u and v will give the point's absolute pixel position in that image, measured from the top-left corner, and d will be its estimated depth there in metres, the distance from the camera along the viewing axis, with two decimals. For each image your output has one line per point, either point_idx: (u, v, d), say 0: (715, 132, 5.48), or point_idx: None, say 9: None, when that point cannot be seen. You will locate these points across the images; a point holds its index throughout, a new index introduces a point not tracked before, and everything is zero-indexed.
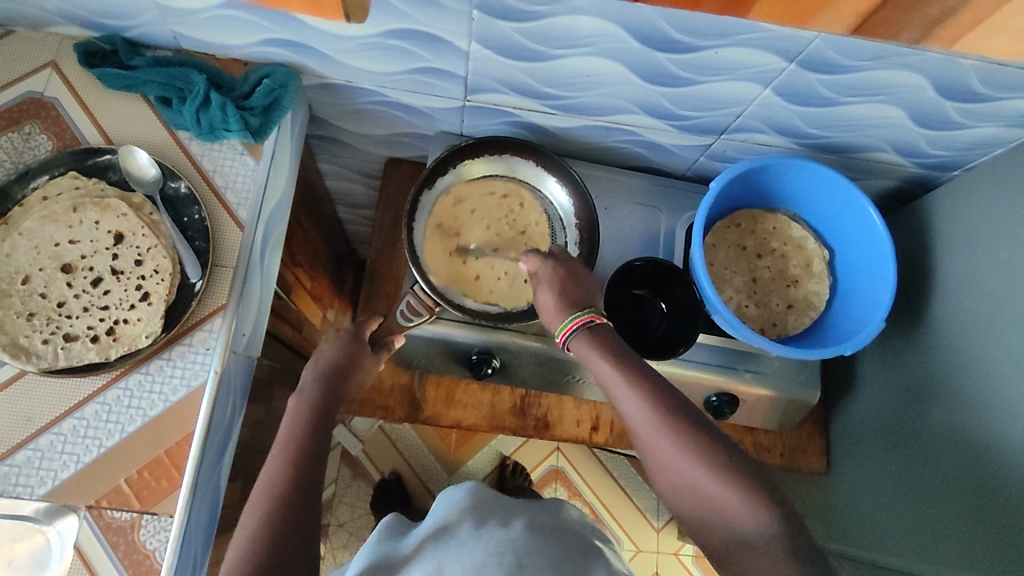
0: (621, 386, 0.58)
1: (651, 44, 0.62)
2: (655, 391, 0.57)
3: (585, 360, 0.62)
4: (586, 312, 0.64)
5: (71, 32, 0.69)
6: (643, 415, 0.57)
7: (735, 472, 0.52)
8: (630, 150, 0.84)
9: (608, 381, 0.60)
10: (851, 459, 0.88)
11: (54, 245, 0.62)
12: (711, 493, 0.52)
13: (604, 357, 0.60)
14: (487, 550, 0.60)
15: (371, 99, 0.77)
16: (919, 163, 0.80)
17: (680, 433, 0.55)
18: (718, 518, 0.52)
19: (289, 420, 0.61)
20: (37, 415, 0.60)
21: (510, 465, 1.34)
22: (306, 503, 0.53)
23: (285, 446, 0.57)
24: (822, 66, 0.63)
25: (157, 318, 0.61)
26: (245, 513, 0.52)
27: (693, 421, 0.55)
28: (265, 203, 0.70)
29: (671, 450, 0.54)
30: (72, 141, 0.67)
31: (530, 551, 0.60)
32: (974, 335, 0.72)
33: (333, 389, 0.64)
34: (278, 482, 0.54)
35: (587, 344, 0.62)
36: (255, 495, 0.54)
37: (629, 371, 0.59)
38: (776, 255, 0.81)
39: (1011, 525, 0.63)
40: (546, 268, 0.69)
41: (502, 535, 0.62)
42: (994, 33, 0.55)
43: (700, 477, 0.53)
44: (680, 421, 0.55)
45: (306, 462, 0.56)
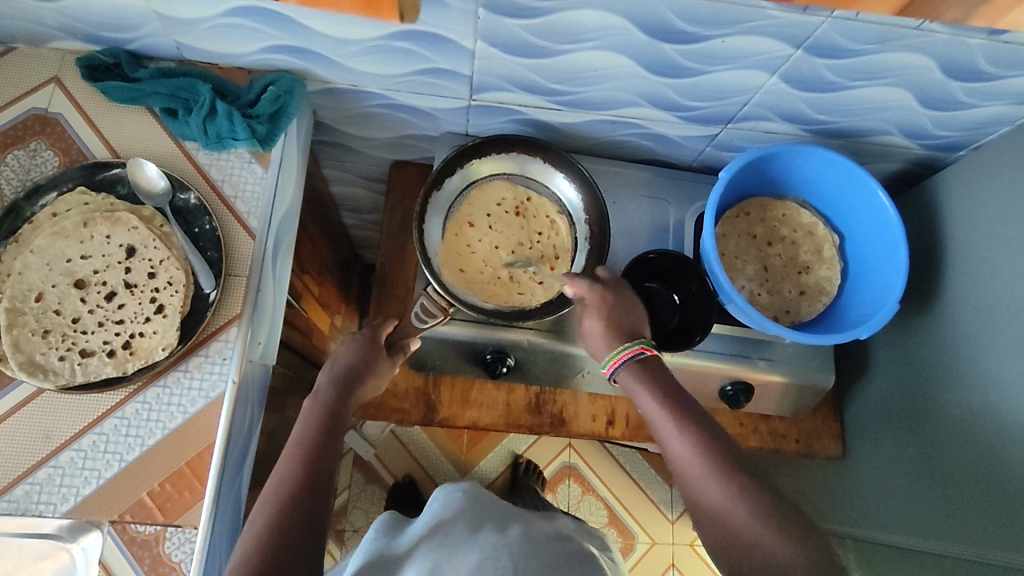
0: (671, 425, 0.59)
1: (657, 36, 0.62)
2: (705, 433, 0.58)
3: (635, 397, 0.63)
4: (637, 343, 0.64)
5: (72, 47, 0.69)
6: (693, 456, 0.57)
7: (784, 521, 0.52)
8: (635, 143, 0.84)
9: (658, 420, 0.60)
10: (866, 442, 0.89)
11: (66, 261, 0.62)
12: (758, 542, 0.52)
13: (656, 395, 0.61)
14: (483, 552, 0.62)
15: (375, 102, 0.77)
16: (925, 144, 0.80)
17: (733, 481, 0.55)
18: (764, 567, 0.51)
19: (303, 421, 0.61)
20: (55, 433, 0.60)
21: (522, 463, 1.33)
22: (312, 508, 0.54)
23: (296, 448, 0.58)
24: (829, 51, 0.63)
25: (173, 330, 0.61)
26: (252, 514, 0.53)
27: (743, 468, 0.56)
28: (274, 210, 0.70)
29: (724, 495, 0.54)
30: (79, 156, 0.67)
31: (525, 554, 0.63)
32: (987, 313, 0.72)
33: (347, 392, 0.64)
34: (286, 485, 0.54)
35: (636, 380, 0.63)
36: (266, 495, 0.54)
37: (679, 412, 0.59)
38: (786, 243, 0.81)
39: None
40: (593, 293, 0.68)
41: (498, 538, 0.65)
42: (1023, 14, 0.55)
43: (751, 526, 0.53)
44: (732, 465, 0.56)
45: (315, 464, 0.57)
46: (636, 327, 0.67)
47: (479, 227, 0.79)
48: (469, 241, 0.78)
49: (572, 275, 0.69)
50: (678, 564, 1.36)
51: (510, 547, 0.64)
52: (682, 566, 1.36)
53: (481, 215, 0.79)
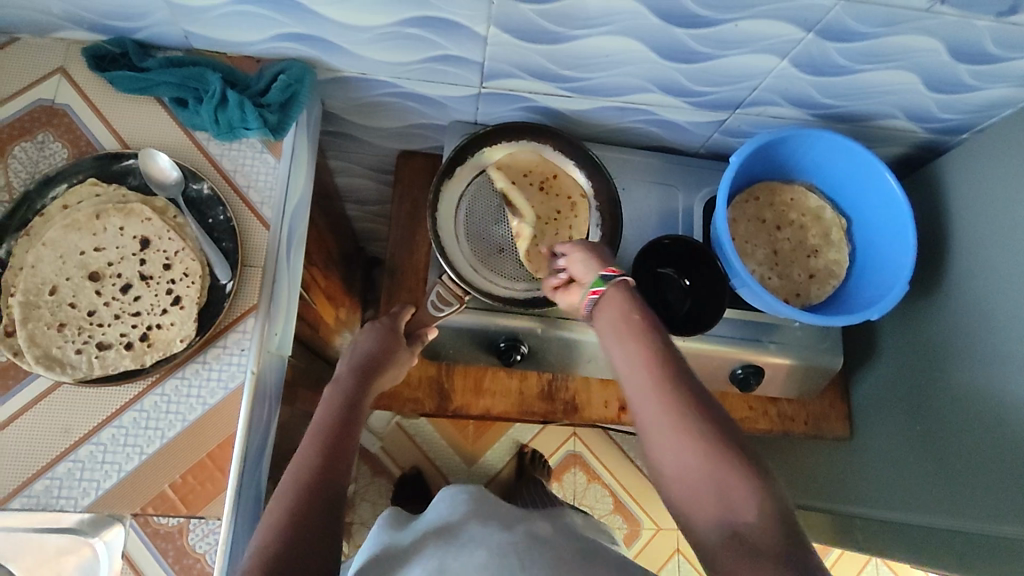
0: (634, 357, 0.56)
1: (671, 20, 0.63)
2: (665, 369, 0.54)
3: (603, 326, 0.60)
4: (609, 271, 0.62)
5: (78, 37, 0.68)
6: (645, 389, 0.54)
7: (734, 467, 0.49)
8: (644, 130, 0.84)
9: (617, 350, 0.57)
10: (873, 423, 0.90)
11: (80, 254, 0.61)
12: (705, 485, 0.49)
13: (623, 326, 0.58)
14: (489, 552, 0.61)
15: (385, 91, 0.76)
16: (930, 127, 0.81)
17: (684, 422, 0.51)
18: (710, 511, 0.48)
19: (323, 408, 0.61)
20: (74, 427, 0.59)
21: (528, 452, 1.34)
22: (331, 493, 0.54)
23: (317, 433, 0.58)
24: (840, 34, 0.64)
25: (191, 321, 0.61)
26: (274, 498, 0.53)
27: (696, 407, 0.52)
28: (288, 200, 0.69)
29: (673, 434, 0.51)
30: (88, 148, 0.66)
31: (531, 553, 0.62)
32: (993, 292, 0.73)
33: (366, 380, 0.65)
34: (307, 469, 0.55)
35: (607, 310, 0.60)
36: (286, 479, 0.54)
37: (641, 343, 0.56)
38: (795, 227, 0.82)
39: None
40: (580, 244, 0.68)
41: (504, 539, 0.65)
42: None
43: (697, 469, 0.49)
44: (685, 405, 0.52)
45: (335, 450, 0.57)
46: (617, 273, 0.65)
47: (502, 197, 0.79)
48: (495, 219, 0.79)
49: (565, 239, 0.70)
50: (683, 549, 1.37)
51: (514, 547, 0.64)
52: (687, 551, 1.37)
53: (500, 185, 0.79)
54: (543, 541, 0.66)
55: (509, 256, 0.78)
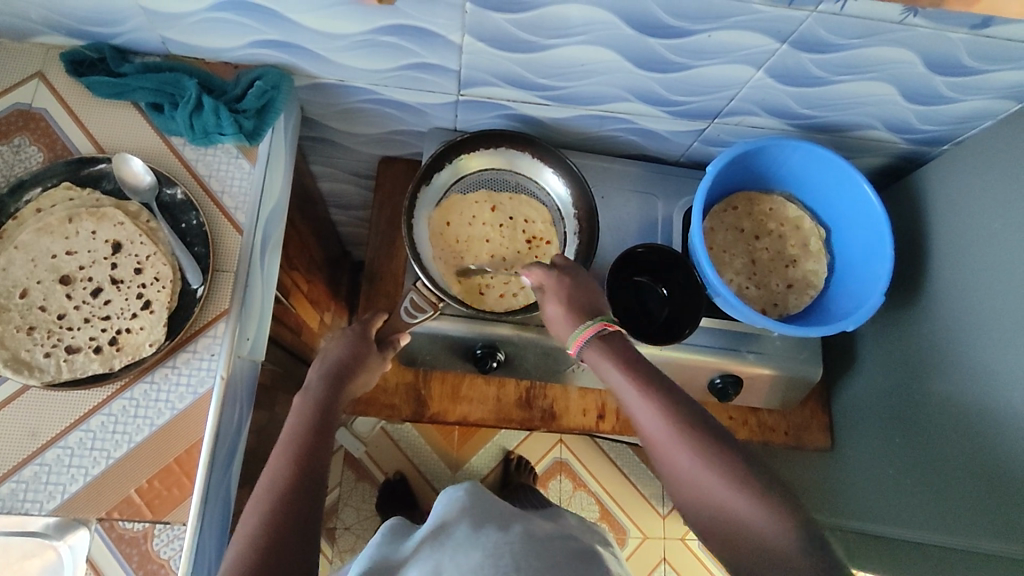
0: (635, 394, 0.59)
1: (643, 30, 0.63)
2: (670, 400, 0.58)
3: (601, 372, 0.62)
4: (597, 322, 0.64)
5: (55, 42, 0.68)
6: (655, 421, 0.57)
7: (755, 485, 0.53)
8: (624, 139, 0.85)
9: (622, 390, 0.60)
10: (854, 434, 0.89)
11: (51, 257, 0.61)
12: (732, 505, 0.52)
13: (620, 364, 0.61)
14: (484, 552, 0.63)
15: (364, 97, 0.77)
16: (909, 138, 0.81)
17: (698, 445, 0.55)
18: (741, 530, 0.52)
19: (294, 416, 0.61)
20: (42, 430, 0.59)
21: (515, 459, 1.33)
22: (305, 502, 0.54)
23: (289, 441, 0.58)
24: (814, 46, 0.64)
25: (160, 326, 0.61)
26: (246, 510, 0.53)
27: (704, 431, 0.56)
28: (262, 205, 0.69)
29: (693, 461, 0.54)
30: (63, 151, 0.67)
31: (527, 554, 0.63)
32: (971, 304, 0.73)
33: (338, 386, 0.64)
34: (279, 480, 0.54)
35: (602, 355, 0.62)
36: (258, 491, 0.54)
37: (642, 378, 0.59)
38: (773, 236, 0.81)
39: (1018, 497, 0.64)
40: (552, 278, 0.69)
41: (488, 539, 0.65)
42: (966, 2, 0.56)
43: (722, 489, 0.53)
44: (695, 431, 0.55)
45: (307, 458, 0.57)
46: (602, 310, 0.67)
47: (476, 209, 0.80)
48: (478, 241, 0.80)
49: (529, 266, 0.71)
50: (669, 558, 1.36)
51: (490, 552, 0.63)
52: (674, 560, 1.36)
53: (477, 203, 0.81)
54: (526, 543, 0.66)
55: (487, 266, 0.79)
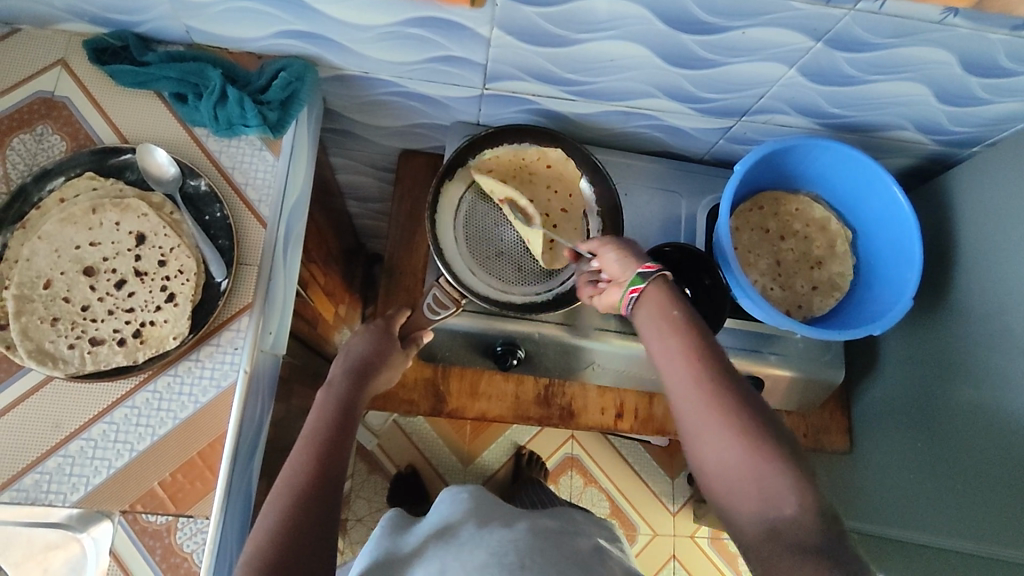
0: (683, 350, 0.56)
1: (676, 26, 0.62)
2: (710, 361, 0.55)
3: (647, 315, 0.60)
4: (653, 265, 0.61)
5: (79, 29, 0.67)
6: (699, 384, 0.54)
7: (785, 462, 0.51)
8: (648, 135, 0.84)
9: (670, 345, 0.57)
10: (875, 437, 0.89)
11: (75, 248, 0.61)
12: (755, 476, 0.51)
13: (676, 319, 0.58)
14: (490, 551, 0.62)
15: (387, 90, 0.76)
16: (939, 140, 0.80)
17: (736, 412, 0.53)
18: (758, 504, 0.50)
19: (316, 414, 0.60)
20: (65, 422, 0.59)
21: (525, 454, 1.33)
22: (326, 500, 0.53)
23: (311, 438, 0.57)
24: (849, 45, 0.63)
25: (184, 319, 0.60)
26: (266, 506, 0.52)
27: (744, 400, 0.54)
28: (286, 198, 0.69)
29: (723, 431, 0.52)
30: (86, 141, 0.66)
31: (532, 551, 0.63)
32: (998, 310, 0.72)
33: (360, 383, 0.64)
34: (300, 476, 0.54)
35: (661, 298, 0.59)
36: (279, 486, 0.54)
37: (697, 338, 0.57)
38: (798, 237, 0.80)
39: None
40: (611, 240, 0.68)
41: (504, 535, 0.65)
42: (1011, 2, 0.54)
43: (750, 458, 0.51)
44: (740, 403, 0.53)
45: (328, 456, 0.56)
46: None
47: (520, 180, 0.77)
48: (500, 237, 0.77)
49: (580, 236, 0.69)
50: (678, 555, 1.36)
51: (510, 547, 0.63)
52: (682, 557, 1.36)
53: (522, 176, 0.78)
54: (540, 541, 0.66)
55: (507, 259, 0.77)
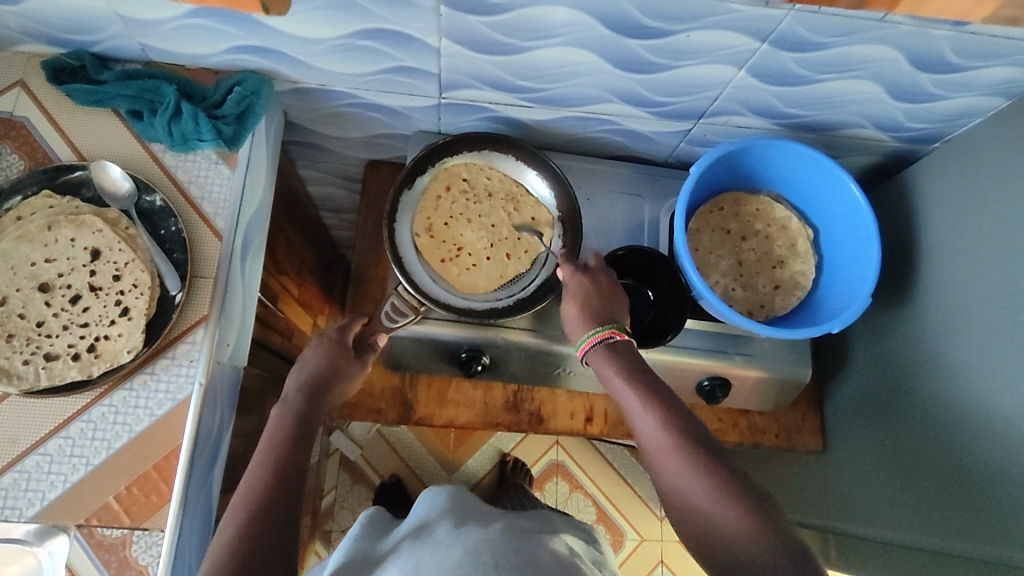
0: (637, 403, 0.60)
1: (622, 31, 0.62)
2: (646, 382, 0.61)
3: (604, 378, 0.63)
4: (606, 327, 0.64)
5: (37, 50, 0.68)
6: (639, 412, 0.60)
7: (738, 493, 0.53)
8: (610, 139, 0.84)
9: (626, 401, 0.61)
10: (846, 435, 0.88)
11: (30, 265, 0.61)
12: (712, 509, 0.53)
13: (623, 377, 0.61)
14: (464, 549, 0.60)
15: (345, 101, 0.77)
16: (899, 136, 0.80)
17: (689, 453, 0.56)
18: (701, 518, 0.54)
19: (271, 428, 0.60)
20: (21, 437, 0.60)
21: (510, 461, 1.32)
22: (284, 512, 0.53)
23: (266, 453, 0.58)
24: (795, 44, 0.63)
25: (138, 333, 0.61)
26: (222, 521, 0.52)
27: (674, 416, 0.59)
28: (242, 211, 0.69)
29: (663, 444, 0.57)
30: (44, 159, 0.67)
31: (505, 548, 0.61)
32: (959, 306, 0.72)
33: (316, 399, 0.64)
34: (257, 489, 0.54)
35: (606, 362, 0.63)
36: (235, 501, 0.54)
37: (629, 370, 0.62)
38: (760, 237, 0.81)
39: (1003, 506, 0.63)
40: (574, 279, 0.68)
41: (479, 536, 0.63)
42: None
43: (709, 495, 0.54)
44: (694, 445, 0.56)
45: (284, 469, 0.56)
46: (617, 317, 0.66)
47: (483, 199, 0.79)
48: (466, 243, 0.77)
49: (563, 258, 0.70)
50: (666, 560, 1.36)
51: (490, 545, 0.61)
52: (671, 562, 1.36)
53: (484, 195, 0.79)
54: (508, 539, 0.63)
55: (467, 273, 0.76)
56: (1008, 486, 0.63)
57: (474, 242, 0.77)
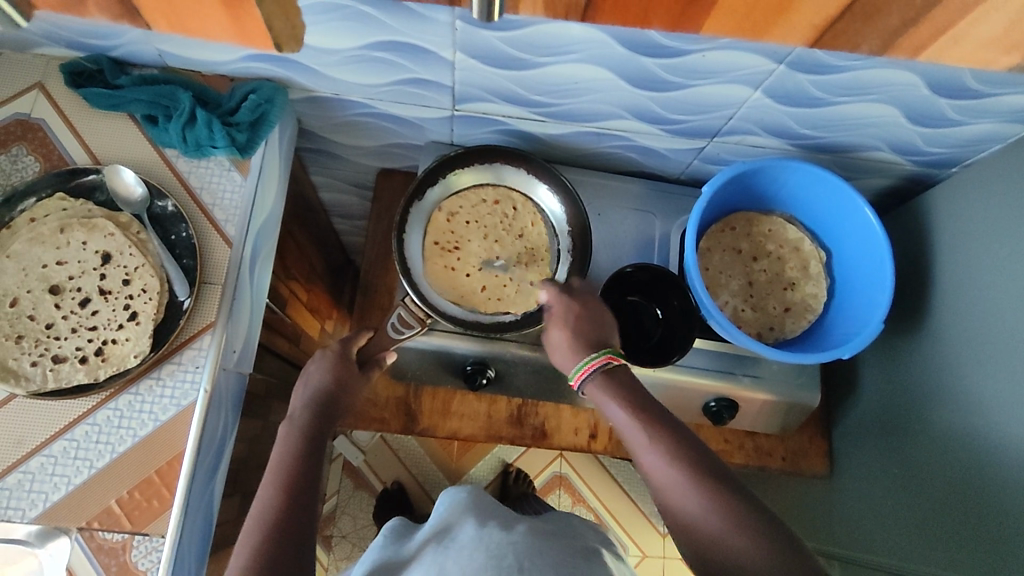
0: (642, 436, 0.58)
1: (637, 50, 0.62)
2: (645, 411, 0.60)
3: (602, 407, 0.62)
4: (601, 355, 0.62)
5: (56, 53, 0.69)
6: (645, 442, 0.58)
7: (756, 523, 0.52)
8: (622, 155, 0.84)
9: (628, 432, 0.60)
10: (855, 461, 0.87)
11: (42, 267, 0.62)
12: (732, 543, 0.52)
13: (624, 408, 0.60)
14: (488, 552, 0.59)
15: (359, 111, 0.77)
16: (916, 160, 0.79)
17: (703, 486, 0.55)
18: (722, 555, 0.52)
19: (280, 447, 0.60)
20: (27, 437, 0.60)
21: (513, 472, 1.32)
22: (296, 529, 0.53)
23: (277, 471, 0.57)
24: (813, 67, 0.62)
25: (145, 337, 0.61)
26: (239, 542, 0.52)
27: (682, 445, 0.57)
28: (253, 218, 0.70)
29: (672, 474, 0.56)
30: (60, 162, 0.67)
31: (530, 552, 0.59)
32: (971, 336, 0.70)
33: (322, 418, 0.63)
34: (270, 510, 0.54)
35: (603, 392, 0.62)
36: (249, 522, 0.54)
37: (631, 401, 0.60)
38: (772, 258, 0.80)
39: (1008, 543, 0.61)
40: (558, 304, 0.67)
41: (503, 536, 0.61)
42: (971, 28, 0.54)
43: (724, 526, 0.53)
44: (706, 475, 0.55)
45: (295, 487, 0.56)
46: (607, 341, 0.65)
47: (512, 232, 0.79)
48: (468, 269, 0.77)
49: (546, 285, 0.69)
50: None
51: (513, 547, 0.60)
52: None
53: (512, 231, 0.79)
54: (532, 542, 0.62)
55: (442, 273, 0.76)
56: (1015, 523, 0.61)
57: (479, 256, 0.78)
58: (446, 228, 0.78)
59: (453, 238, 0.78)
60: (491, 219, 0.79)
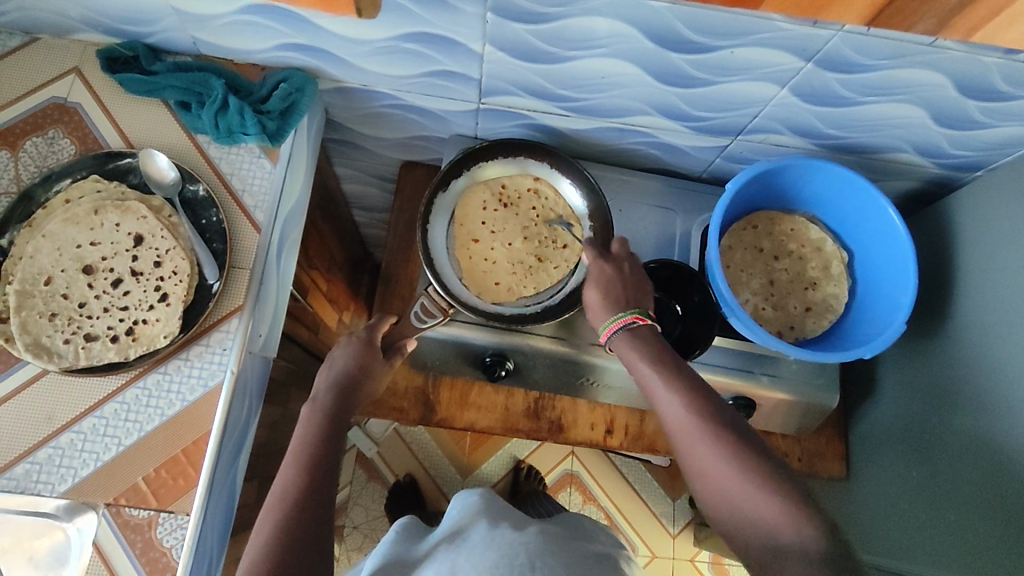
0: (666, 393, 0.58)
1: (666, 45, 0.62)
2: (669, 368, 0.60)
3: (627, 363, 0.63)
4: (629, 314, 0.64)
5: (93, 39, 0.70)
6: (667, 398, 0.58)
7: (777, 482, 0.51)
8: (645, 152, 0.84)
9: (651, 387, 0.60)
10: (872, 464, 0.87)
11: (76, 247, 0.63)
12: (754, 504, 0.51)
13: (650, 364, 0.60)
14: (499, 552, 0.59)
15: (386, 102, 0.78)
16: (940, 163, 0.79)
17: (723, 444, 0.54)
18: (746, 519, 0.51)
19: (302, 428, 0.60)
20: (57, 414, 0.61)
21: (524, 468, 1.32)
22: (317, 510, 0.54)
23: (299, 452, 0.58)
24: (841, 66, 0.62)
25: (175, 318, 0.62)
26: (260, 520, 0.53)
27: (706, 404, 0.57)
28: (281, 206, 0.71)
29: (696, 433, 0.55)
30: (94, 145, 0.69)
31: (542, 553, 0.60)
32: (994, 339, 0.70)
33: (345, 400, 0.63)
34: (291, 490, 0.54)
35: (632, 348, 0.62)
36: (270, 501, 0.54)
37: (656, 358, 0.60)
38: (793, 258, 0.80)
39: None
40: (598, 265, 0.69)
41: (513, 536, 0.62)
42: (1001, 30, 0.54)
43: (745, 488, 0.52)
44: (725, 433, 0.54)
45: (316, 468, 0.56)
46: (641, 304, 0.66)
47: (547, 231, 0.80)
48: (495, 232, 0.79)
49: (586, 247, 0.71)
50: None
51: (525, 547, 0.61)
52: None
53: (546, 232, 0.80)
54: (543, 543, 0.62)
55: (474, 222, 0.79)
56: None
57: (514, 227, 0.79)
58: (513, 192, 0.80)
59: (510, 199, 0.80)
60: (542, 213, 0.80)
